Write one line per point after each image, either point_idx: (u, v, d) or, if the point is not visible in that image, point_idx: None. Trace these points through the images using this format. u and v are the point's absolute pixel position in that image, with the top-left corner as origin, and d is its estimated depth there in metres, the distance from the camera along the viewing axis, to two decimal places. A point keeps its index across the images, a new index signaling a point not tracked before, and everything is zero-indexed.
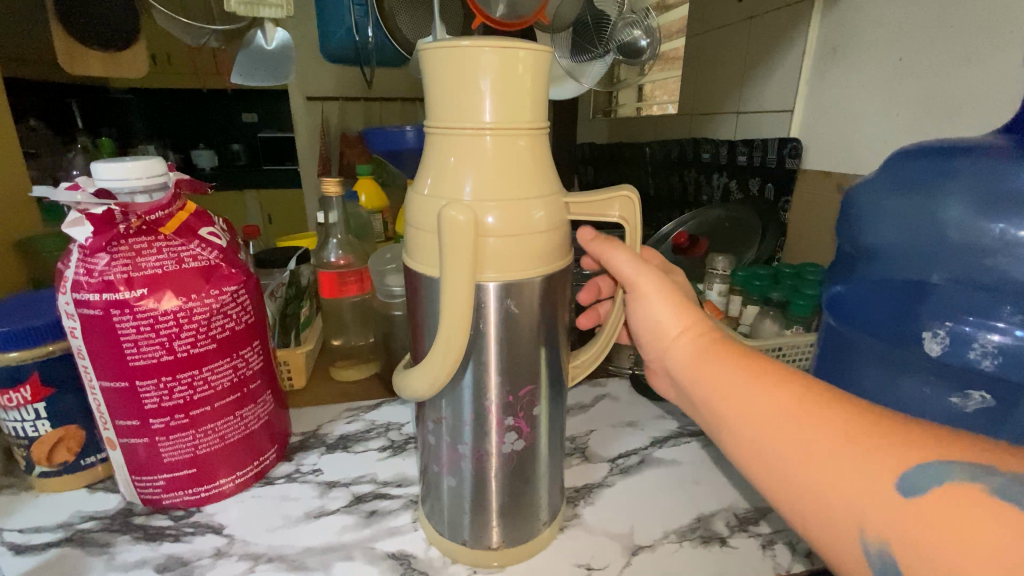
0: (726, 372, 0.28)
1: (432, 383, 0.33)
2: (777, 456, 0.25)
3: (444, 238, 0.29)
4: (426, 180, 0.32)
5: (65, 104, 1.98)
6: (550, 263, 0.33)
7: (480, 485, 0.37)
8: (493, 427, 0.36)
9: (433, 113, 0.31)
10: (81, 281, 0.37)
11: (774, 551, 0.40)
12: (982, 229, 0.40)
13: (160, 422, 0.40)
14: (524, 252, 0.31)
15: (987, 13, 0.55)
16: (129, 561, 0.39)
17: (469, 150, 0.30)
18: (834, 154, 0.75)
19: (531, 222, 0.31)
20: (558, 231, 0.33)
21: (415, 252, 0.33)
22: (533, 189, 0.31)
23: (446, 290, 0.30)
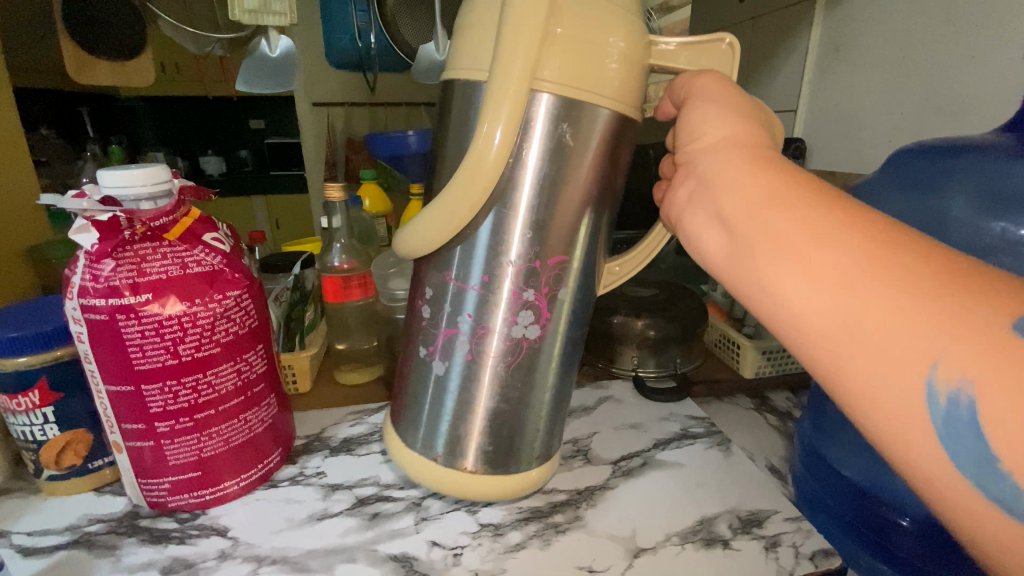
0: (792, 194, 0.25)
1: (452, 209, 0.35)
2: (846, 282, 0.22)
3: (511, 26, 0.32)
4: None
5: (76, 113, 2.01)
6: (607, 95, 0.35)
7: (473, 361, 0.39)
8: (513, 299, 0.38)
9: None
10: (87, 286, 0.37)
11: (778, 554, 0.40)
12: (983, 228, 0.40)
13: (165, 425, 0.40)
14: (585, 63, 0.34)
15: (988, 12, 0.55)
16: (135, 563, 0.40)
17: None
18: (838, 154, 0.74)
19: (597, 46, 0.34)
20: (626, 65, 0.35)
21: (464, 55, 0.36)
22: (602, 13, 0.33)
23: (496, 87, 0.33)
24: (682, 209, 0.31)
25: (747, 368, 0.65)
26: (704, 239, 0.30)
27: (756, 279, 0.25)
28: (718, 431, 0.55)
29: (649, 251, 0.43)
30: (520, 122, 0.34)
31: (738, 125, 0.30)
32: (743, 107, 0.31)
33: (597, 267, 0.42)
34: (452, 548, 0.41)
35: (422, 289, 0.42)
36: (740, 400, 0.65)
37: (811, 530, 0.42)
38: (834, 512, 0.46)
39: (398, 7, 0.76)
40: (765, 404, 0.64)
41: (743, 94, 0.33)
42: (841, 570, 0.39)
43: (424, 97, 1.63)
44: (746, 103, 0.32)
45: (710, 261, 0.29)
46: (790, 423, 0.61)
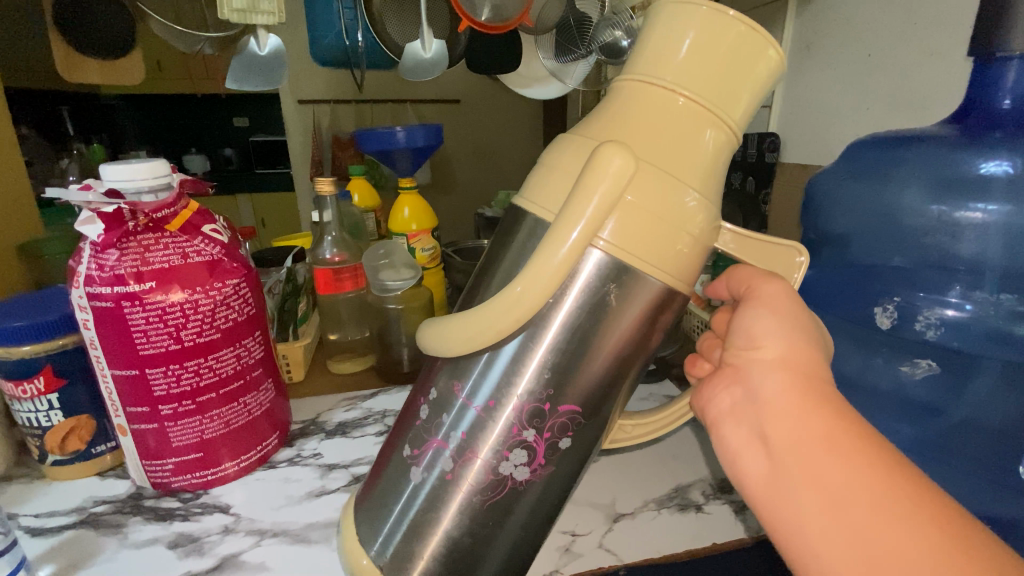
0: (847, 444, 0.25)
1: (481, 337, 0.33)
2: (886, 567, 0.22)
3: (588, 173, 0.29)
4: (589, 124, 0.33)
5: (58, 111, 1.99)
6: (670, 264, 0.31)
7: (451, 482, 0.34)
8: (512, 436, 0.33)
9: (635, 66, 0.33)
10: (93, 275, 0.39)
11: (746, 515, 0.43)
12: (923, 211, 0.44)
13: (169, 408, 0.42)
14: (651, 230, 0.30)
15: (942, 14, 0.58)
16: (142, 539, 0.42)
17: (650, 105, 0.31)
18: (810, 148, 0.77)
19: (670, 211, 0.30)
20: (698, 233, 0.31)
21: (535, 184, 0.34)
22: (683, 177, 0.30)
23: (551, 236, 0.30)
24: (724, 418, 0.32)
25: None
26: (741, 459, 0.30)
27: (790, 515, 0.26)
28: None
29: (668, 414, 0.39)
30: (564, 275, 0.31)
31: (799, 347, 0.30)
32: (809, 328, 0.31)
33: (611, 419, 0.37)
34: None
35: (425, 386, 0.37)
36: None
37: None
38: None
39: (386, 5, 0.78)
40: None
41: (807, 311, 0.32)
42: None
43: (411, 93, 1.65)
44: (812, 325, 0.31)
45: (744, 456, 0.30)
46: None
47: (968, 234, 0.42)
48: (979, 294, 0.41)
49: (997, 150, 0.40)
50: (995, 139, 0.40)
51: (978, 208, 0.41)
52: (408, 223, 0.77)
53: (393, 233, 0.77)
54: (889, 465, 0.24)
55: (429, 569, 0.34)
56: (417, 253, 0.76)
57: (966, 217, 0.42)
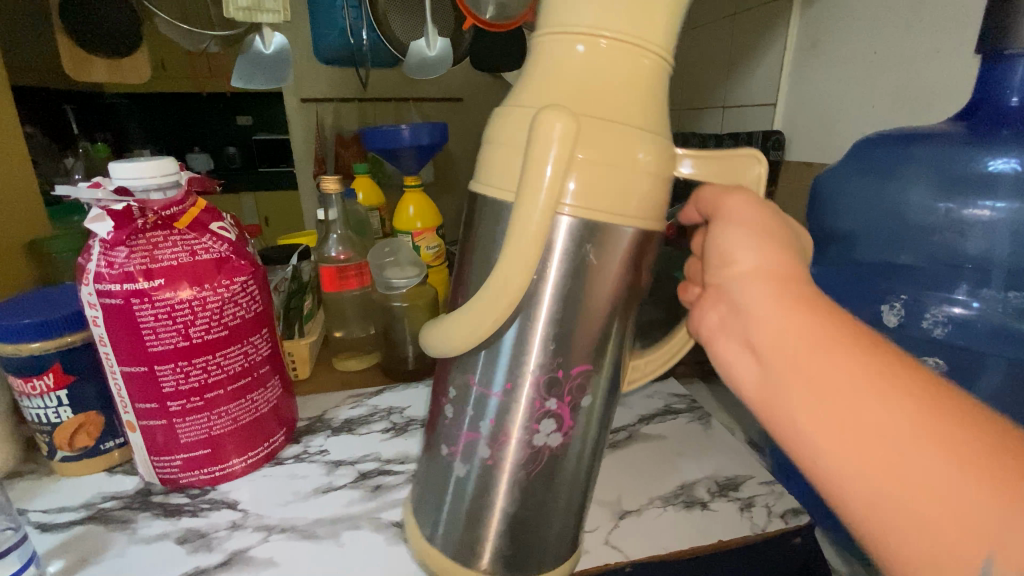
0: (832, 341, 0.25)
1: (478, 331, 0.32)
2: (885, 447, 0.22)
3: (534, 145, 0.29)
4: (522, 92, 0.32)
5: (62, 109, 2.00)
6: (636, 213, 0.32)
7: (493, 467, 0.35)
8: (535, 407, 0.34)
9: (546, 20, 0.32)
10: (102, 272, 0.39)
11: (752, 513, 0.43)
12: (932, 209, 0.44)
13: (177, 405, 0.43)
14: (614, 186, 0.30)
15: (949, 11, 0.58)
16: (151, 534, 0.42)
17: (577, 57, 0.30)
18: (815, 145, 0.77)
19: (629, 162, 0.30)
20: (654, 177, 0.31)
21: (487, 163, 0.34)
22: (629, 120, 0.30)
23: (516, 213, 0.30)
24: (716, 334, 0.31)
25: None
26: (737, 369, 0.29)
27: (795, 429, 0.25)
28: (700, 406, 0.58)
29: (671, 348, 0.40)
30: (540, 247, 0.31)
31: (772, 250, 0.29)
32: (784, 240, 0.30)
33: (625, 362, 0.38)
34: None
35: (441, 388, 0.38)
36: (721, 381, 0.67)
37: (783, 492, 0.45)
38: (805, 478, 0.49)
39: (390, 3, 0.78)
40: None
41: (774, 214, 0.31)
42: (810, 527, 0.42)
43: (414, 91, 1.65)
44: (780, 225, 0.30)
45: None
46: None
47: (976, 231, 0.42)
48: (987, 292, 0.42)
49: (1005, 149, 0.40)
50: (1004, 138, 0.40)
51: (984, 205, 0.42)
52: (413, 221, 0.77)
53: (398, 231, 0.77)
54: (879, 355, 0.24)
55: (499, 545, 0.35)
56: (422, 251, 0.76)
57: (973, 215, 0.42)
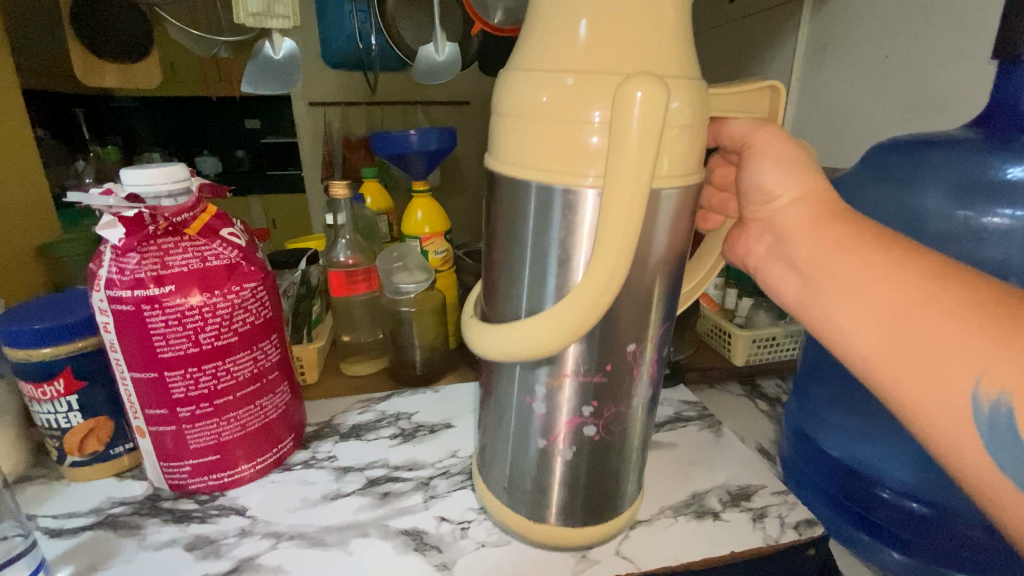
0: (854, 243, 0.29)
1: (569, 329, 0.31)
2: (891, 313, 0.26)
3: (621, 123, 0.27)
4: (551, 69, 0.30)
5: (73, 113, 2.02)
6: (691, 162, 0.31)
7: (601, 440, 0.38)
8: (631, 375, 0.36)
9: None
10: (113, 279, 0.39)
11: (764, 524, 0.43)
12: (949, 216, 0.43)
13: (186, 410, 0.43)
14: (671, 148, 0.30)
15: (962, 14, 0.57)
16: (160, 540, 0.42)
17: (609, 20, 0.29)
18: (826, 149, 0.77)
19: (678, 114, 0.29)
20: (699, 122, 0.31)
21: (522, 151, 0.31)
22: (676, 70, 0.29)
23: (618, 199, 0.29)
24: (766, 262, 0.35)
25: (739, 356, 0.67)
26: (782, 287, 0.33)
27: (838, 328, 0.29)
28: (710, 414, 0.58)
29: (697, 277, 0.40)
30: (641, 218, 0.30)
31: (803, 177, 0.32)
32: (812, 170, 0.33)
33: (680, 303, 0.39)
34: (460, 523, 0.43)
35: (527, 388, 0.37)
36: (732, 388, 0.67)
37: (796, 502, 0.45)
38: (818, 487, 0.49)
39: (398, 8, 0.78)
40: (757, 391, 0.66)
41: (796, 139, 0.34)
42: (823, 539, 0.42)
43: (421, 95, 1.65)
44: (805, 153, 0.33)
45: None
46: (779, 408, 0.62)
47: (993, 240, 0.42)
48: None
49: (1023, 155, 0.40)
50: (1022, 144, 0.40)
51: (999, 214, 0.41)
52: (422, 226, 0.77)
53: (406, 235, 0.77)
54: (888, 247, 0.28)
55: (599, 505, 0.40)
56: (430, 256, 0.76)
57: (989, 223, 0.42)
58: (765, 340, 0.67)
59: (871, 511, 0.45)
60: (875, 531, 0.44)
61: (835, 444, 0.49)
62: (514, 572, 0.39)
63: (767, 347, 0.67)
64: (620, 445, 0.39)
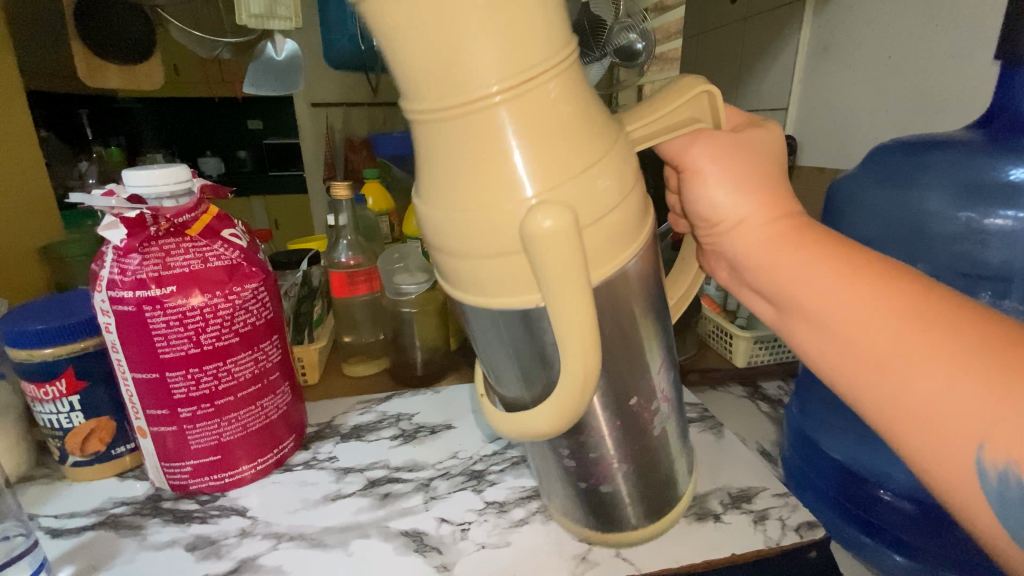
0: (841, 265, 0.27)
1: (575, 410, 0.30)
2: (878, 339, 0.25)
3: (546, 252, 0.25)
4: (459, 193, 0.27)
5: (77, 114, 2.02)
6: (632, 239, 0.29)
7: (629, 455, 0.36)
8: (643, 415, 0.36)
9: (426, 93, 0.26)
10: (115, 280, 0.40)
11: (765, 526, 0.42)
12: (951, 217, 0.43)
13: (188, 411, 0.43)
14: (608, 220, 0.27)
15: (965, 15, 0.57)
16: (161, 540, 0.42)
17: (500, 124, 0.25)
18: (827, 150, 0.76)
19: (604, 202, 0.27)
20: (628, 196, 0.28)
21: (463, 279, 0.29)
22: (592, 156, 0.27)
23: (564, 317, 0.27)
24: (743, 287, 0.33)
25: (740, 358, 0.67)
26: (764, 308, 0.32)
27: (833, 345, 0.27)
28: (711, 416, 0.57)
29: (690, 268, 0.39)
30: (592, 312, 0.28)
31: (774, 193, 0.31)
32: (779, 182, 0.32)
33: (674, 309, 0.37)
34: (460, 525, 0.43)
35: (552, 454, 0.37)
36: (733, 389, 0.66)
37: (797, 504, 0.45)
38: (820, 490, 0.49)
39: None
40: (758, 393, 0.65)
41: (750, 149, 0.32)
42: (824, 541, 0.42)
43: None
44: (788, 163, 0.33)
45: None
46: (780, 409, 0.62)
47: (995, 241, 0.42)
48: (1008, 304, 0.42)
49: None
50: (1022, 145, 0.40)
51: (1001, 215, 0.41)
52: None
53: (407, 236, 0.77)
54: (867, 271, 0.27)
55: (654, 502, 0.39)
56: None
57: (990, 224, 0.42)
58: (766, 342, 0.67)
59: (875, 515, 0.45)
60: (879, 534, 0.44)
61: (837, 445, 0.49)
62: (514, 572, 0.39)
63: (767, 348, 0.67)
64: (650, 456, 0.37)
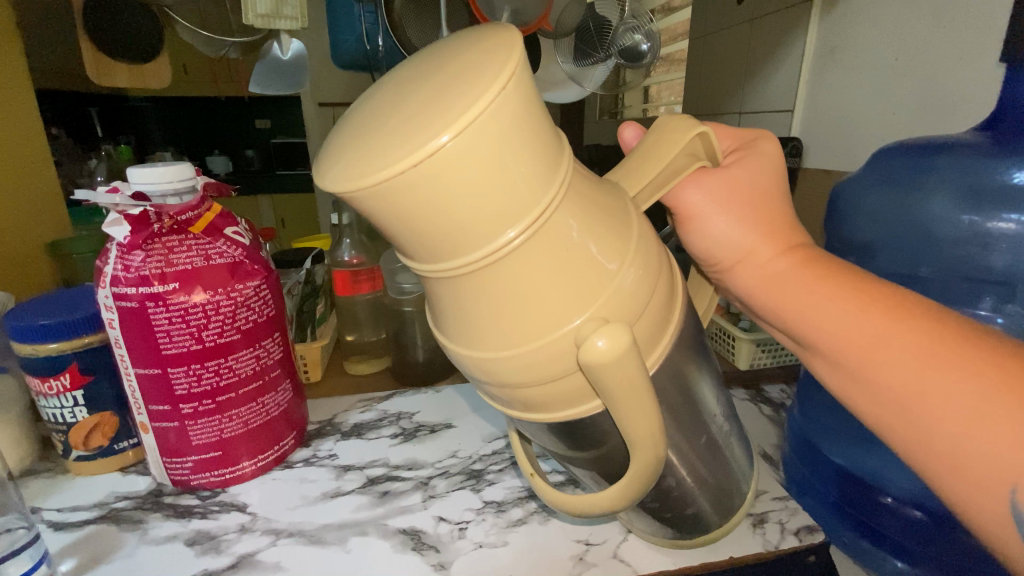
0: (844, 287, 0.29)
1: (642, 488, 0.30)
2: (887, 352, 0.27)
3: (609, 378, 0.26)
4: (502, 340, 0.26)
5: (85, 112, 2.05)
6: (669, 314, 0.30)
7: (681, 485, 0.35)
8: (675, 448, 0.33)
9: (443, 258, 0.25)
10: (119, 276, 0.40)
11: (764, 529, 0.42)
12: (955, 221, 0.43)
13: (190, 407, 0.43)
14: (647, 310, 0.27)
15: (973, 17, 0.56)
16: (161, 535, 0.43)
17: (527, 271, 0.24)
18: (833, 153, 0.76)
19: (643, 298, 0.27)
20: (658, 281, 0.28)
21: (519, 402, 0.29)
22: (621, 262, 0.26)
23: (633, 413, 0.27)
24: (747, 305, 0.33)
25: (742, 360, 0.68)
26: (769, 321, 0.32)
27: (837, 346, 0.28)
28: None
29: (708, 293, 0.37)
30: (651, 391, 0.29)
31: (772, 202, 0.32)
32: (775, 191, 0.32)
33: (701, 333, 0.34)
34: (458, 524, 0.43)
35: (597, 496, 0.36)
36: (735, 392, 0.65)
37: (797, 508, 0.44)
38: (821, 494, 0.48)
39: (405, 9, 0.78)
40: (760, 395, 0.64)
41: (750, 176, 0.32)
42: (824, 545, 0.41)
43: None
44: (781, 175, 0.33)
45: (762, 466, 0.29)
46: (783, 412, 0.61)
47: (1002, 245, 0.41)
48: (1012, 308, 0.42)
49: None
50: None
51: (1007, 218, 0.41)
52: None
53: None
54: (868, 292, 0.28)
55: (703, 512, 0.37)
56: None
57: (996, 228, 0.41)
58: (769, 344, 0.67)
59: (873, 518, 0.45)
60: (878, 539, 0.44)
61: (839, 450, 0.48)
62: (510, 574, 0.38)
63: (770, 352, 0.68)
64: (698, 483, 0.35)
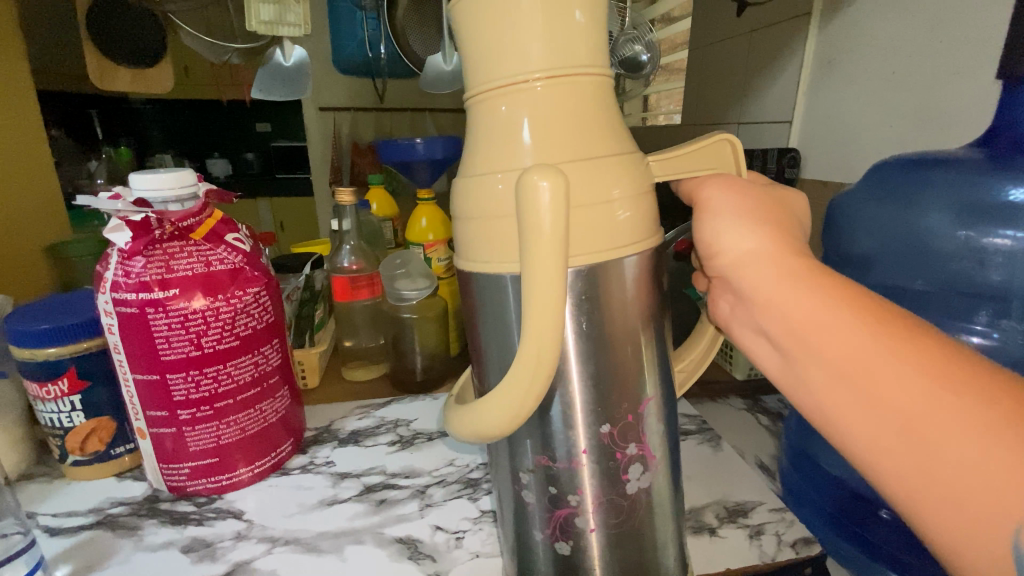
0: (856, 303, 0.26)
1: (529, 397, 0.27)
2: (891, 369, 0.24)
3: (528, 219, 0.25)
4: (485, 156, 0.28)
5: (86, 114, 2.06)
6: (634, 239, 0.29)
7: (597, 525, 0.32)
8: (619, 460, 0.31)
9: (480, 80, 0.28)
10: (119, 281, 0.40)
11: (761, 541, 0.42)
12: (951, 236, 0.43)
13: (187, 413, 0.43)
14: (610, 223, 0.27)
15: (970, 32, 0.57)
16: (156, 542, 0.42)
17: (536, 106, 0.27)
18: (831, 164, 0.76)
19: (609, 203, 0.27)
20: (640, 203, 0.29)
21: (469, 241, 0.30)
22: (605, 159, 0.27)
23: (532, 280, 0.26)
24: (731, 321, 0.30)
25: (739, 369, 0.68)
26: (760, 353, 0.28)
27: None
28: (709, 428, 0.58)
29: (708, 330, 0.36)
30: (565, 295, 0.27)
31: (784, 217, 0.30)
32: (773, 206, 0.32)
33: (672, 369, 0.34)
34: (454, 533, 0.43)
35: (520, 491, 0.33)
36: (733, 402, 0.66)
37: (794, 520, 0.44)
38: (817, 505, 0.48)
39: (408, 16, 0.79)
40: (758, 405, 0.65)
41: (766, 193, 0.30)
42: (821, 557, 0.41)
43: (428, 101, 1.68)
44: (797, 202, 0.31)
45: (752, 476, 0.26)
46: (780, 423, 0.61)
47: (997, 260, 0.42)
48: (1007, 323, 0.43)
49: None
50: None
51: (1002, 235, 0.41)
52: (426, 233, 0.76)
53: (410, 242, 0.76)
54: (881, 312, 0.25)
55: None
56: (434, 263, 0.74)
57: (991, 243, 0.42)
58: None
59: (870, 531, 0.44)
60: (875, 551, 0.43)
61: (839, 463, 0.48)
62: None
63: None
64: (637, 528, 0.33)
